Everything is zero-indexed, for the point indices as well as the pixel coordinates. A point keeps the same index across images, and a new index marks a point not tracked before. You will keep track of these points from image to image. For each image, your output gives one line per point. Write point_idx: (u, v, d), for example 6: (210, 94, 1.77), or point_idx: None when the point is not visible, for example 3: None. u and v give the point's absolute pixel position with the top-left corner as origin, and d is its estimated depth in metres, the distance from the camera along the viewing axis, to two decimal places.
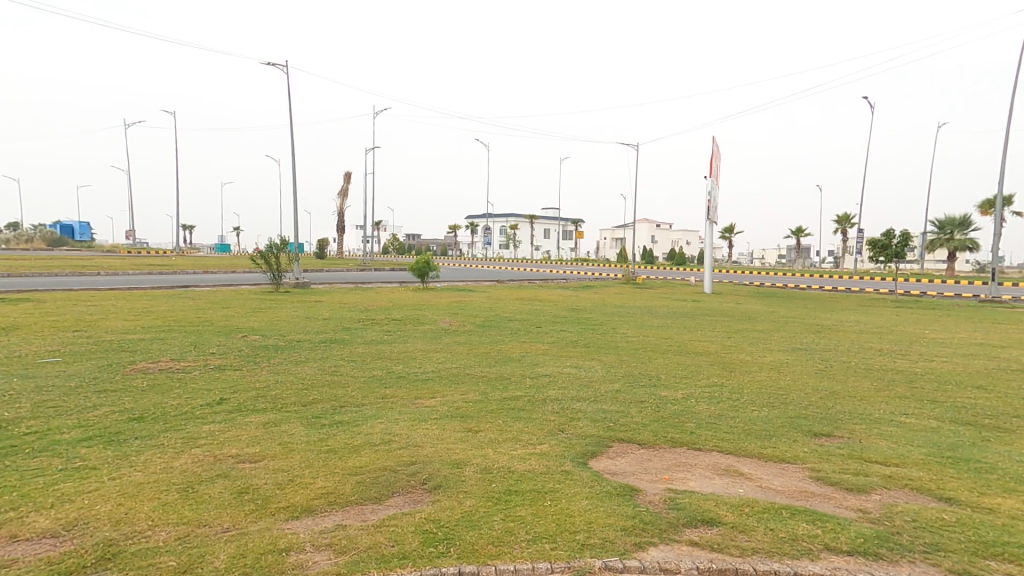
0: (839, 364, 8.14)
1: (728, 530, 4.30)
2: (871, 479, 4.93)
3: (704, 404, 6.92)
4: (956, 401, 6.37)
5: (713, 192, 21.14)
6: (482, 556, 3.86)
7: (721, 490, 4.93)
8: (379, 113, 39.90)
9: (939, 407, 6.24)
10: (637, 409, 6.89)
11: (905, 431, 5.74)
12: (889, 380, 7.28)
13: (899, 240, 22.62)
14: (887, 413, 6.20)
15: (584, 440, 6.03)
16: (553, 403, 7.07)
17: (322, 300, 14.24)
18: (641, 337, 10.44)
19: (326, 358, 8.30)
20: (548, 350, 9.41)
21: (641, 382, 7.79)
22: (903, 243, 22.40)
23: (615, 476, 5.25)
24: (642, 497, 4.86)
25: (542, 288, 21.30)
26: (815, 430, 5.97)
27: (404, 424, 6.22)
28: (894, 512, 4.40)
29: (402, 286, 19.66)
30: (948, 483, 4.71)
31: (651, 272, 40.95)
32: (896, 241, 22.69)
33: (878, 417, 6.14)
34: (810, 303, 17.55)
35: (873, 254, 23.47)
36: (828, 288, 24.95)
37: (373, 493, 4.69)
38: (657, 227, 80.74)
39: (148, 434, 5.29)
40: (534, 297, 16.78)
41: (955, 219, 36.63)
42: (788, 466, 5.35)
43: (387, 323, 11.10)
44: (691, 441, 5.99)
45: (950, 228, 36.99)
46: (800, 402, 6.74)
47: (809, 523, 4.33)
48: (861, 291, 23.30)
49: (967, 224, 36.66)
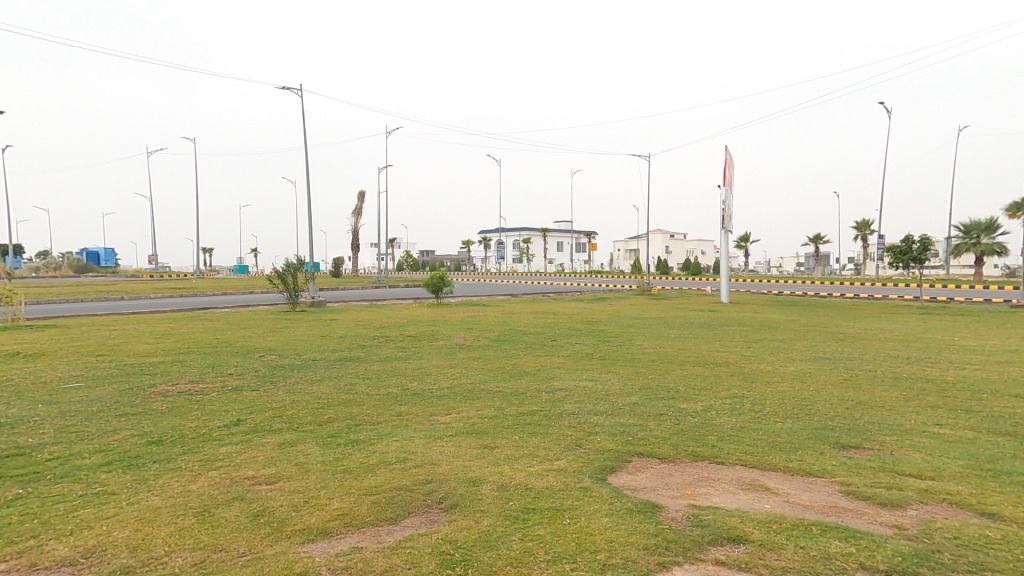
0: (864, 374, 7.92)
1: (756, 547, 4.15)
2: (906, 494, 4.75)
3: (726, 416, 6.74)
4: (993, 411, 6.13)
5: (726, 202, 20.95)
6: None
7: (747, 506, 4.78)
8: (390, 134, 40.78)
9: (974, 417, 6.01)
10: (656, 422, 6.73)
11: (938, 442, 5.53)
12: (919, 390, 7.05)
13: (919, 247, 22.21)
14: (919, 424, 5.97)
15: (602, 455, 5.91)
16: (570, 418, 6.93)
17: (337, 317, 14.37)
18: (658, 348, 10.29)
19: (341, 376, 8.30)
20: (563, 364, 9.30)
21: (660, 394, 7.63)
22: (923, 249, 21.96)
23: (635, 492, 5.12)
24: (663, 514, 4.72)
25: (556, 301, 21.27)
26: (842, 442, 5.77)
27: (419, 442, 6.16)
28: (933, 528, 4.24)
29: (416, 302, 19.76)
30: (989, 498, 4.52)
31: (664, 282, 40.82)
32: (917, 247, 22.27)
33: (909, 428, 5.92)
34: (832, 310, 17.23)
35: (893, 260, 23.05)
36: (849, 295, 24.45)
37: (389, 514, 4.61)
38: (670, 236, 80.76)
39: (166, 457, 5.29)
40: (547, 311, 16.66)
41: (980, 222, 35.82)
42: (816, 480, 5.19)
43: (402, 340, 11.09)
44: (713, 455, 5.83)
45: (975, 231, 36.19)
46: (826, 413, 6.54)
47: (842, 540, 4.17)
48: (882, 299, 22.76)
49: (994, 228, 35.86)
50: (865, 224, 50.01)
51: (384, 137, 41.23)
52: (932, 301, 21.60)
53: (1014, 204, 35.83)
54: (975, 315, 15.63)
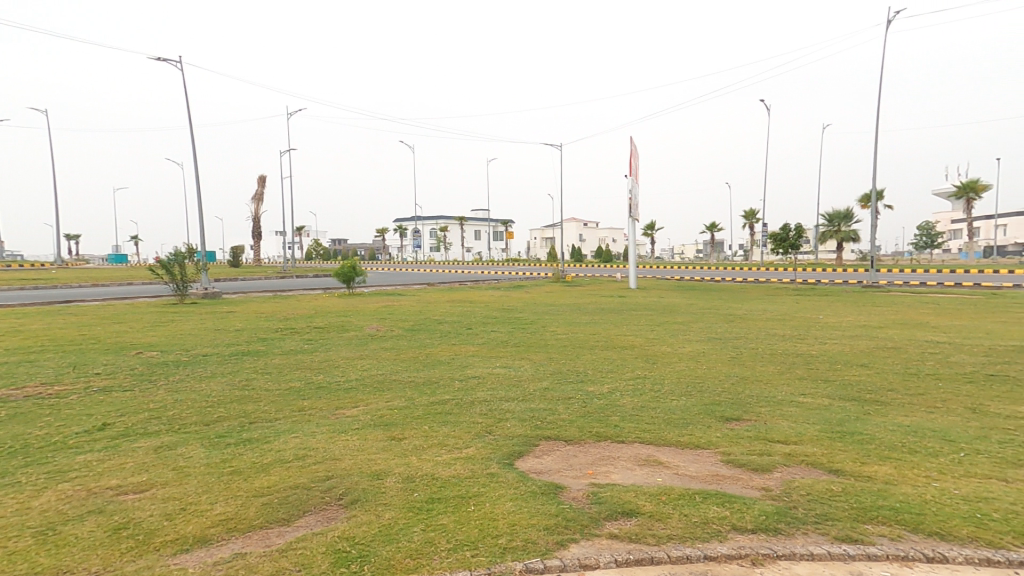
0: (747, 351, 8.63)
1: (646, 519, 4.36)
2: (773, 458, 5.21)
3: (627, 397, 7.04)
4: (845, 378, 6.92)
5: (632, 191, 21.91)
6: (398, 571, 3.66)
7: (641, 481, 5.01)
8: (292, 112, 37.88)
9: (830, 385, 6.74)
10: (564, 405, 6.89)
11: (802, 410, 6.11)
12: (790, 363, 7.80)
13: (795, 233, 24.52)
14: (788, 395, 6.58)
15: (511, 441, 5.94)
16: (482, 405, 6.93)
17: (235, 309, 13.51)
18: (571, 334, 10.59)
19: (236, 371, 7.77)
20: (478, 352, 9.31)
21: (569, 378, 7.85)
22: (797, 235, 24.40)
23: (540, 475, 5.20)
24: (565, 495, 4.84)
25: (473, 288, 21.52)
26: (726, 415, 6.21)
27: (321, 437, 5.88)
28: (792, 487, 4.69)
29: (327, 292, 19.00)
30: (836, 456, 5.10)
31: (583, 269, 42.39)
32: (793, 233, 24.57)
33: (781, 399, 6.50)
34: (714, 292, 18.79)
35: (773, 246, 25.36)
36: (739, 279, 26.85)
37: (281, 515, 4.36)
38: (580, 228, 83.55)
39: (2, 471, 4.66)
40: (465, 299, 16.69)
41: (841, 211, 40.12)
42: (702, 451, 5.55)
43: (308, 331, 10.59)
44: (614, 434, 6.05)
45: (836, 219, 40.46)
46: (715, 389, 7.03)
47: (719, 505, 4.49)
48: (764, 281, 25.18)
49: (850, 216, 40.20)
50: (752, 214, 54.27)
51: (297, 116, 38.63)
52: (805, 282, 24.17)
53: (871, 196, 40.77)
54: (833, 294, 17.82)
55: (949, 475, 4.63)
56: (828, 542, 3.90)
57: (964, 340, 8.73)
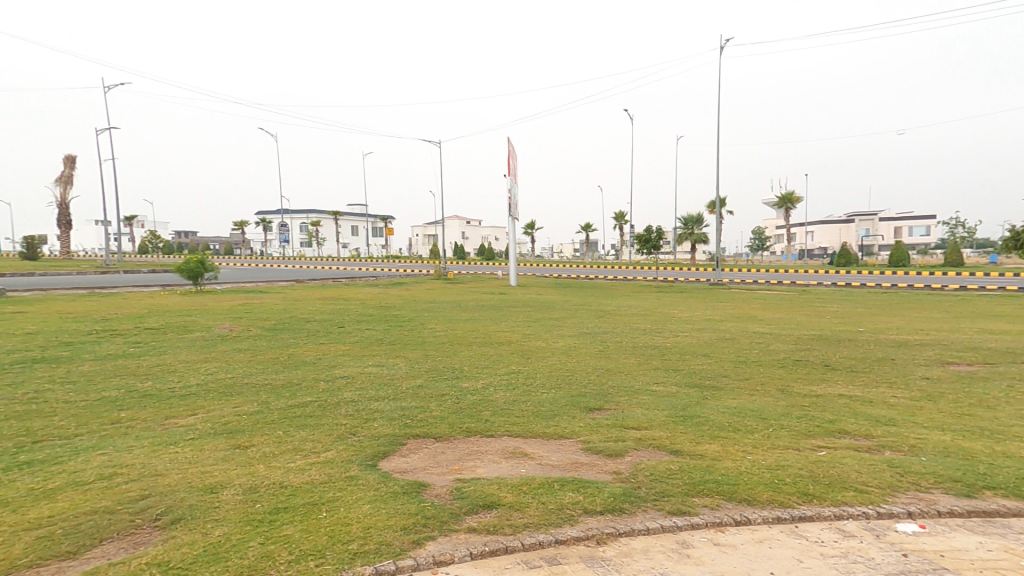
0: (613, 344, 9.25)
1: (505, 510, 4.33)
2: (626, 444, 5.54)
3: (501, 391, 7.09)
4: (691, 367, 7.72)
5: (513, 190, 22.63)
6: None
7: (504, 473, 5.00)
8: (113, 85, 31.81)
9: (678, 374, 7.45)
10: (437, 402, 6.73)
11: (654, 397, 6.63)
12: (648, 354, 8.52)
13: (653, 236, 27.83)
14: (645, 384, 7.11)
15: (376, 440, 5.53)
16: (347, 406, 6.50)
17: (25, 311, 11.31)
18: (449, 331, 10.60)
19: (20, 382, 6.45)
20: (348, 351, 8.87)
21: (445, 375, 7.75)
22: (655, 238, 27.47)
23: (404, 474, 4.90)
24: (428, 493, 4.61)
25: (347, 285, 20.89)
26: (590, 406, 6.51)
27: (139, 452, 5.02)
28: (639, 469, 5.01)
29: (164, 291, 16.95)
30: (677, 438, 5.58)
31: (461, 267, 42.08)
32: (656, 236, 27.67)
33: (637, 388, 6.99)
34: (582, 289, 20.14)
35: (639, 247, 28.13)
36: (609, 277, 29.44)
37: (63, 549, 3.47)
38: (466, 223, 85.36)
39: None
40: (338, 296, 16.02)
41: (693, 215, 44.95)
42: (565, 441, 5.71)
43: (136, 333, 9.28)
44: (484, 429, 5.98)
45: (689, 224, 45.39)
46: (582, 381, 7.39)
47: (574, 491, 4.63)
48: (625, 279, 27.80)
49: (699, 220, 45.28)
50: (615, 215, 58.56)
51: (104, 92, 32.57)
52: (661, 280, 27.06)
53: (713, 204, 46.15)
54: (683, 291, 20.09)
55: (760, 449, 5.36)
56: (663, 516, 4.23)
57: (784, 329, 10.40)
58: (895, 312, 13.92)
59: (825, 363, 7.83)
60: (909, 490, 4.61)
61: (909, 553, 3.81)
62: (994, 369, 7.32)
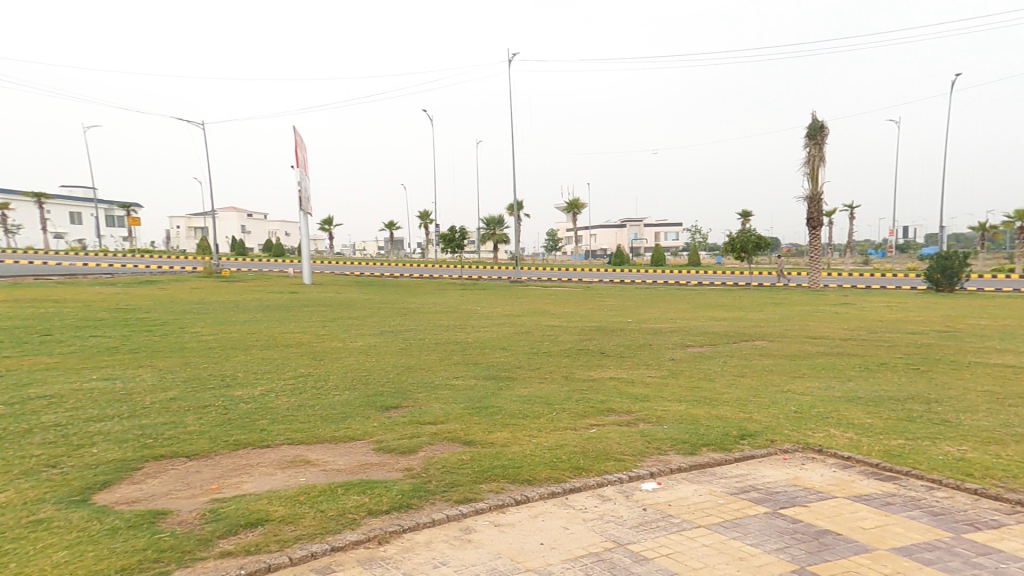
0: (414, 342, 9.80)
1: (274, 525, 3.89)
2: (421, 439, 5.54)
3: (283, 398, 6.66)
4: (488, 360, 8.48)
5: (304, 183, 21.93)
6: None
7: (278, 486, 4.52)
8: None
9: (478, 367, 8.06)
10: (196, 416, 5.98)
11: (452, 391, 6.96)
12: (448, 350, 9.18)
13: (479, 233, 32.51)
14: (443, 379, 7.47)
15: (93, 470, 4.61)
16: (50, 432, 5.35)
17: None
18: (217, 335, 10.20)
19: None
20: (60, 363, 7.70)
21: (210, 385, 7.04)
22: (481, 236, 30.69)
23: (134, 506, 4.07)
24: (167, 522, 3.87)
25: (87, 288, 18.73)
26: (387, 405, 6.45)
27: None
28: (431, 464, 5.04)
29: None
30: (471, 429, 5.82)
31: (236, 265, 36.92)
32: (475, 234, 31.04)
33: (437, 383, 7.29)
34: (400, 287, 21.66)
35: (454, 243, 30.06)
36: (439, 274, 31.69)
37: None
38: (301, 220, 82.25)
39: None
40: (52, 304, 13.87)
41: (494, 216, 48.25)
42: (356, 443, 5.46)
43: None
44: (258, 440, 5.43)
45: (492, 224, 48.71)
46: (379, 380, 7.43)
47: (359, 494, 4.42)
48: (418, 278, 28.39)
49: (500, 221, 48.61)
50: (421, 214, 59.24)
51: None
52: (467, 279, 28.75)
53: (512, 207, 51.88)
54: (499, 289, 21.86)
55: (544, 431, 5.86)
56: (449, 506, 4.31)
57: (574, 322, 12.08)
58: (654, 302, 17.19)
59: (601, 350, 9.61)
60: (653, 455, 5.52)
61: (647, 507, 4.55)
62: (713, 349, 9.68)
